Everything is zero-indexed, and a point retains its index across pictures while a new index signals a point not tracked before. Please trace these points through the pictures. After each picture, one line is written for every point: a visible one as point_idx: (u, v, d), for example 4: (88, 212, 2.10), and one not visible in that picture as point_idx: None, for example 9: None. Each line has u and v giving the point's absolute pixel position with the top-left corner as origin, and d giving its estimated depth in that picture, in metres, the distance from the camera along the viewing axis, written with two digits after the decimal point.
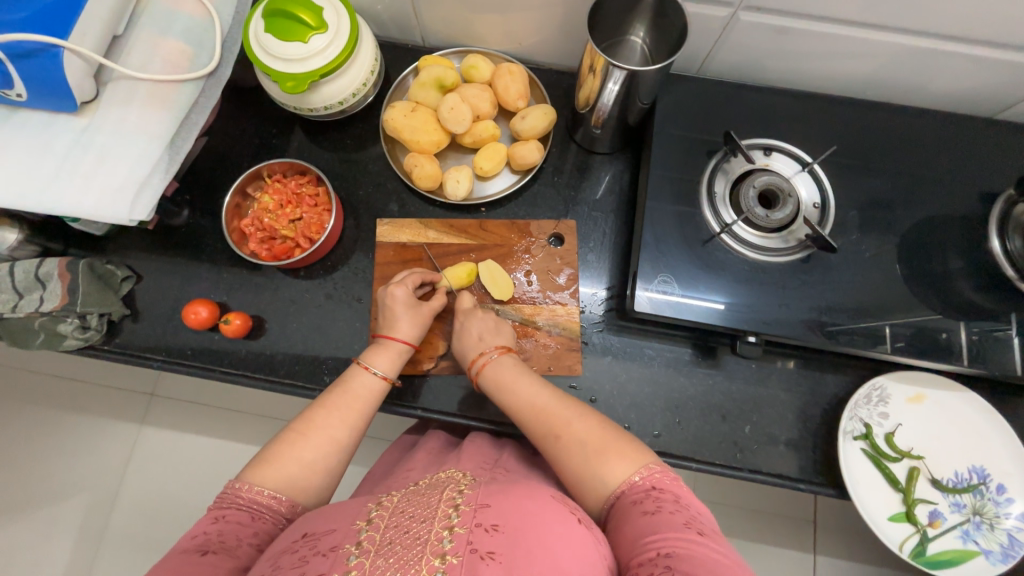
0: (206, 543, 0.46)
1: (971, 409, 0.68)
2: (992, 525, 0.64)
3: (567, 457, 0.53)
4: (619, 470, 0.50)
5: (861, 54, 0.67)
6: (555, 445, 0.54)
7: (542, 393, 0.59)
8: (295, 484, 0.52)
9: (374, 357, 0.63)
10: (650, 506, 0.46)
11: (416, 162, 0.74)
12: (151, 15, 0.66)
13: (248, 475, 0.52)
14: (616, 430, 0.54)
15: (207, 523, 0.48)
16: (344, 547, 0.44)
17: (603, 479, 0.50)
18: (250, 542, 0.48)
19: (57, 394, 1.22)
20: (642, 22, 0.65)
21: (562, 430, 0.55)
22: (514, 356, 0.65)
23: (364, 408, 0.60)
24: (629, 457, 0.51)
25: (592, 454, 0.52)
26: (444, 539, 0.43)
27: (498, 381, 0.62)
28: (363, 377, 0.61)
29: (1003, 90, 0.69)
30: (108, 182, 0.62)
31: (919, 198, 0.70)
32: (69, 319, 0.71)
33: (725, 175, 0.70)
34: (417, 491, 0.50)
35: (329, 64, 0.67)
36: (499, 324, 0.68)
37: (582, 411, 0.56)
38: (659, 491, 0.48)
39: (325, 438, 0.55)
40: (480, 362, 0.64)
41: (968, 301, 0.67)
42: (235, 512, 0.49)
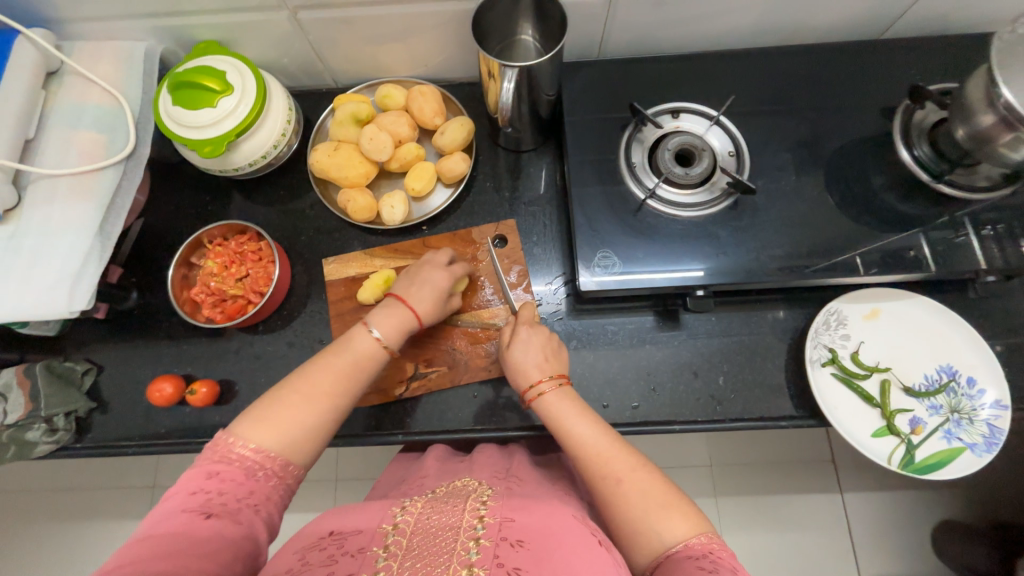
0: (210, 504, 0.46)
1: (926, 312, 0.70)
2: (970, 419, 0.66)
3: (623, 504, 0.51)
4: (680, 529, 0.48)
5: (740, 6, 0.70)
6: (612, 490, 0.52)
7: (596, 430, 0.57)
8: (290, 444, 0.52)
9: (379, 318, 0.62)
10: (707, 564, 0.45)
11: (348, 197, 0.76)
12: (60, 112, 0.68)
13: (240, 430, 0.51)
14: (675, 487, 0.52)
15: (200, 480, 0.48)
16: (371, 549, 0.45)
17: (660, 534, 0.48)
18: (250, 502, 0.48)
19: (54, 507, 1.19)
20: (527, 19, 0.68)
21: (624, 478, 0.52)
22: (570, 387, 0.62)
23: (361, 372, 0.58)
24: (687, 515, 0.49)
25: (653, 507, 0.50)
26: (470, 550, 0.43)
27: (558, 416, 0.59)
28: (360, 338, 0.60)
29: (879, 11, 0.73)
30: (41, 280, 0.62)
31: (828, 126, 0.73)
32: (36, 425, 0.70)
33: (640, 144, 0.73)
34: (438, 500, 0.51)
35: (242, 123, 0.69)
36: (557, 348, 0.66)
37: (643, 461, 0.54)
38: (715, 554, 0.46)
39: (325, 401, 0.54)
40: (539, 388, 0.61)
41: (894, 211, 0.70)
42: (231, 469, 0.49)
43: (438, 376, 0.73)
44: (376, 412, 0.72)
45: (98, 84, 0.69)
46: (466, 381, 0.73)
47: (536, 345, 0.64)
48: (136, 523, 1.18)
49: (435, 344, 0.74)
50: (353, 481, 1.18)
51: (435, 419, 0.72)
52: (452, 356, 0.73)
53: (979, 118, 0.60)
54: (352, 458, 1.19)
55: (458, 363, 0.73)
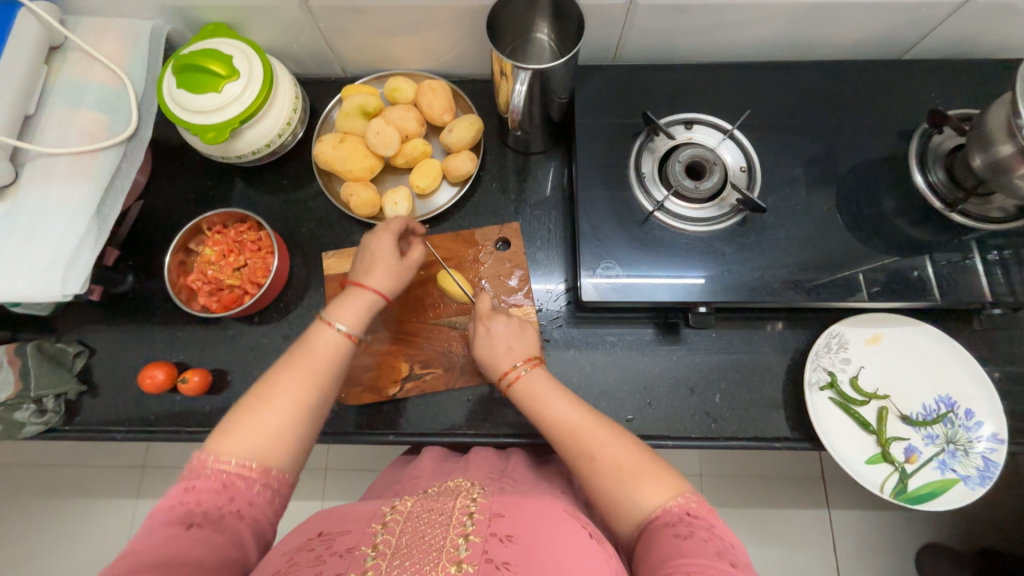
0: (191, 516, 0.45)
1: (928, 340, 0.69)
2: (966, 451, 0.65)
3: (600, 479, 0.50)
4: (657, 494, 0.48)
5: (762, 18, 0.69)
6: (586, 466, 0.51)
7: (571, 409, 0.55)
8: (263, 451, 0.49)
9: (339, 312, 0.59)
10: (684, 531, 0.44)
11: (351, 191, 0.74)
12: (61, 89, 0.66)
13: (213, 443, 0.48)
14: (650, 452, 0.51)
15: (179, 492, 0.46)
16: (360, 549, 0.44)
17: (637, 504, 0.48)
18: (232, 509, 0.46)
19: (44, 483, 1.19)
20: (543, 18, 0.66)
21: (595, 452, 0.51)
22: (544, 368, 0.61)
23: (328, 368, 0.55)
24: (664, 480, 0.48)
25: (628, 478, 0.49)
26: (460, 547, 0.43)
27: (530, 397, 0.58)
28: (324, 334, 0.57)
29: (903, 31, 0.71)
30: (34, 262, 0.61)
31: (842, 146, 0.72)
32: (25, 405, 0.70)
33: (652, 154, 0.72)
34: (429, 497, 0.51)
35: (247, 110, 0.68)
36: (523, 327, 0.64)
37: (615, 431, 0.53)
38: (694, 517, 0.46)
39: (295, 400, 0.52)
40: (511, 375, 0.60)
41: (904, 236, 0.69)
42: (207, 481, 0.46)
43: (432, 377, 0.72)
44: (369, 411, 0.72)
45: (102, 63, 0.68)
46: (461, 384, 0.72)
47: (499, 332, 0.63)
48: (126, 503, 1.18)
49: (431, 346, 0.73)
50: (344, 473, 1.18)
51: (428, 422, 0.71)
52: (448, 358, 0.73)
53: (997, 148, 0.59)
54: (344, 451, 1.18)
55: (454, 366, 0.73)
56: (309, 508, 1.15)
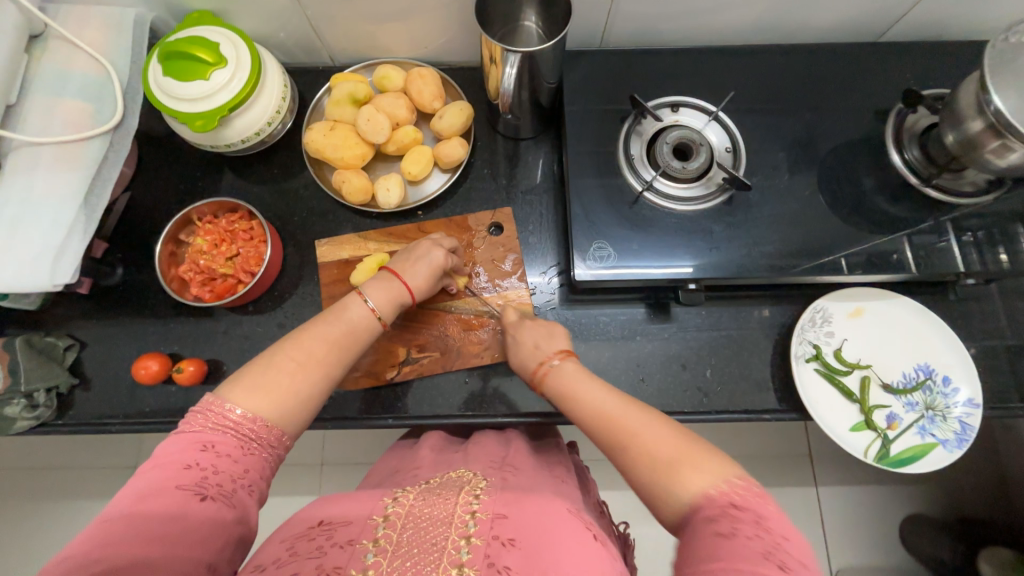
0: (205, 485, 0.43)
1: (907, 311, 0.72)
2: (944, 416, 0.68)
3: (637, 467, 0.47)
4: (699, 482, 0.43)
5: (743, 2, 0.71)
6: (622, 455, 0.49)
7: (609, 395, 0.53)
8: (283, 413, 0.49)
9: (373, 288, 0.61)
10: (727, 528, 0.39)
11: (343, 178, 0.74)
12: (43, 77, 0.65)
13: (230, 395, 0.48)
14: (692, 437, 0.47)
15: (196, 453, 0.45)
16: (360, 542, 0.45)
17: (678, 492, 0.44)
18: (244, 483, 0.46)
19: (33, 484, 1.17)
20: (531, 5, 0.67)
21: (633, 442, 0.48)
22: (577, 361, 0.60)
23: (351, 340, 0.57)
24: (705, 466, 0.44)
25: (665, 466, 0.45)
26: (462, 550, 0.44)
27: (564, 392, 0.57)
28: (354, 307, 0.58)
29: (879, 14, 0.73)
30: (20, 252, 0.60)
31: (823, 126, 0.75)
32: (15, 400, 0.69)
33: (640, 137, 0.73)
34: (431, 491, 0.51)
35: (236, 97, 0.67)
36: (553, 329, 0.65)
37: (654, 418, 0.49)
38: (740, 510, 0.41)
39: (319, 368, 0.52)
40: (544, 369, 0.60)
41: (882, 213, 0.72)
42: (227, 447, 0.46)
43: (430, 361, 0.73)
44: (367, 395, 0.72)
45: (85, 51, 0.67)
46: (457, 367, 0.73)
47: (534, 335, 0.65)
48: None
49: (427, 330, 0.74)
50: (340, 465, 1.18)
51: (426, 404, 0.72)
52: (444, 342, 0.74)
53: (968, 124, 0.62)
54: (341, 443, 1.18)
55: (450, 349, 0.73)
56: (307, 502, 1.15)
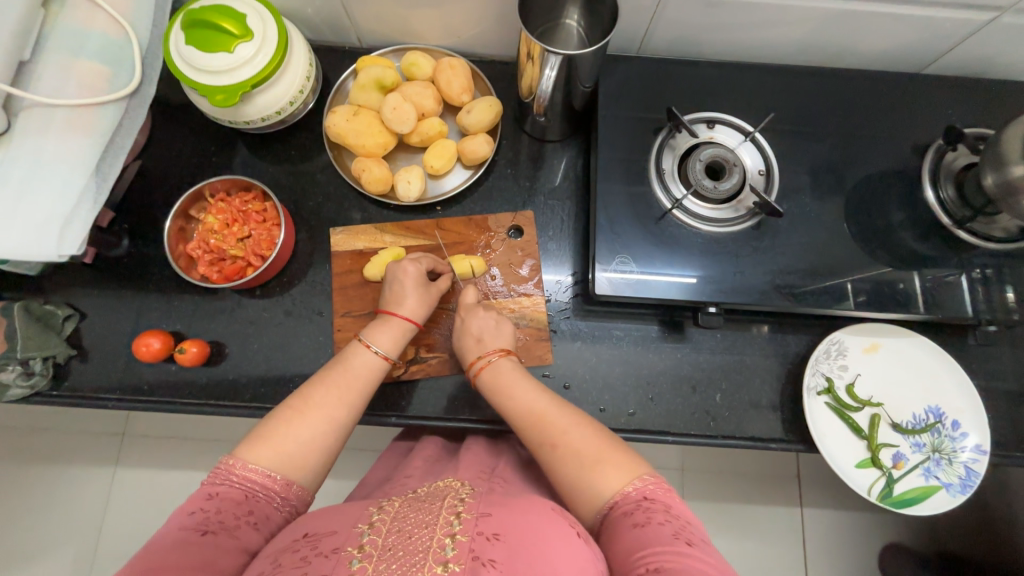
0: (206, 522, 0.46)
1: (923, 352, 0.71)
2: (950, 460, 0.68)
3: (561, 467, 0.52)
4: (616, 480, 0.49)
5: (791, 21, 0.68)
6: (549, 454, 0.53)
7: (536, 395, 0.58)
8: (291, 464, 0.51)
9: (375, 335, 0.61)
10: (641, 518, 0.46)
11: (364, 167, 0.72)
12: (59, 35, 0.62)
13: (241, 451, 0.50)
14: (614, 439, 0.53)
15: (202, 499, 0.48)
16: (346, 549, 0.43)
17: (597, 488, 0.50)
18: (248, 520, 0.48)
19: (19, 445, 1.15)
20: (575, 5, 0.65)
21: (558, 440, 0.53)
22: (513, 360, 0.64)
23: (363, 386, 0.57)
24: (623, 466, 0.50)
25: (587, 464, 0.51)
26: (447, 547, 0.42)
27: (495, 385, 0.61)
28: (360, 355, 0.59)
29: (927, 45, 0.71)
30: (28, 218, 0.58)
31: (858, 156, 0.73)
32: (10, 366, 0.67)
33: (672, 151, 0.71)
34: (417, 498, 0.50)
35: (260, 73, 0.64)
36: (500, 321, 0.67)
37: (579, 419, 0.55)
38: (650, 501, 0.47)
39: (327, 418, 0.53)
40: (478, 364, 0.63)
41: (909, 250, 0.70)
42: (232, 491, 0.48)
43: (438, 362, 0.72)
44: None
45: (105, 10, 0.63)
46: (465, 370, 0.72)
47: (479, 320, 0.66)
48: (104, 471, 1.15)
49: (437, 330, 0.73)
50: None
51: (429, 405, 0.71)
52: (454, 343, 0.72)
53: (1010, 169, 0.60)
54: None
55: None
56: None
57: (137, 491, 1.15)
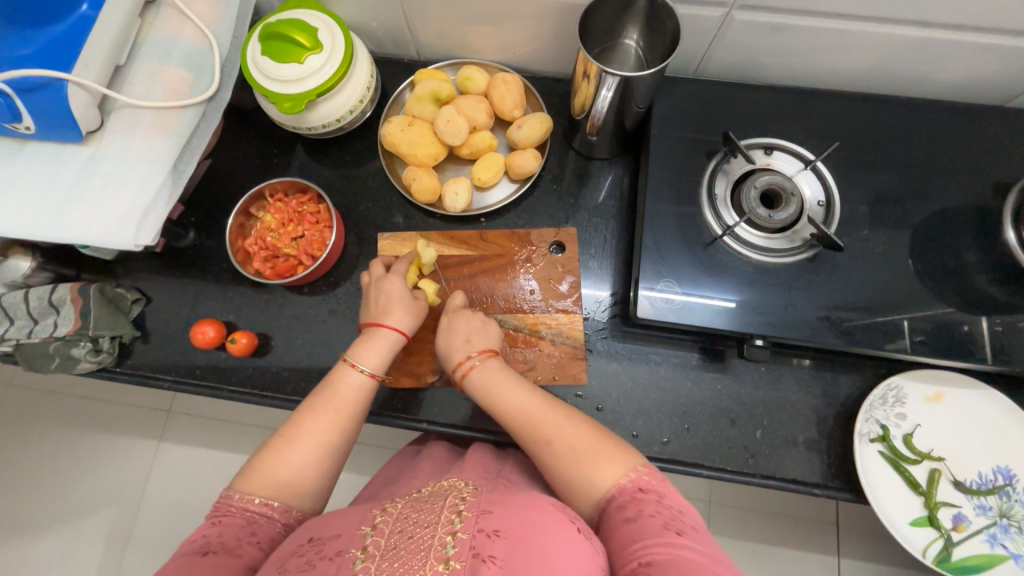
0: (207, 543, 0.46)
1: (994, 406, 0.65)
2: (1020, 528, 0.62)
3: (558, 465, 0.51)
4: (610, 474, 0.49)
5: (863, 47, 0.65)
6: (545, 452, 0.53)
7: (524, 396, 0.57)
8: (288, 490, 0.52)
9: (363, 352, 0.61)
10: (633, 511, 0.45)
11: (415, 176, 0.74)
12: (153, 45, 0.68)
13: (239, 483, 0.52)
14: (605, 433, 0.53)
15: (205, 528, 0.48)
16: (350, 552, 0.44)
17: (594, 484, 0.49)
18: (250, 539, 0.48)
19: (78, 412, 1.25)
20: (635, 25, 0.64)
21: (551, 436, 0.53)
22: (500, 361, 0.63)
23: (353, 409, 0.58)
24: (616, 459, 0.50)
25: (584, 458, 0.50)
26: (448, 545, 0.42)
27: (486, 387, 0.60)
28: (348, 376, 0.59)
29: (1015, 77, 0.67)
30: (110, 209, 0.63)
31: (930, 191, 0.68)
32: (82, 342, 0.72)
33: (726, 176, 0.69)
34: (420, 499, 0.50)
35: (325, 84, 0.68)
36: (487, 324, 0.67)
37: (569, 415, 0.55)
38: (644, 492, 0.47)
39: (318, 441, 0.54)
40: (465, 366, 0.62)
41: (985, 295, 0.65)
42: (234, 522, 0.49)
43: None
44: (404, 396, 0.72)
45: (193, 21, 0.69)
46: None
47: (461, 325, 0.66)
48: (149, 445, 1.22)
49: None
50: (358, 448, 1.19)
51: (461, 415, 0.72)
52: None
53: None
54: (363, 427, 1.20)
55: None
56: None
57: (178, 467, 1.21)
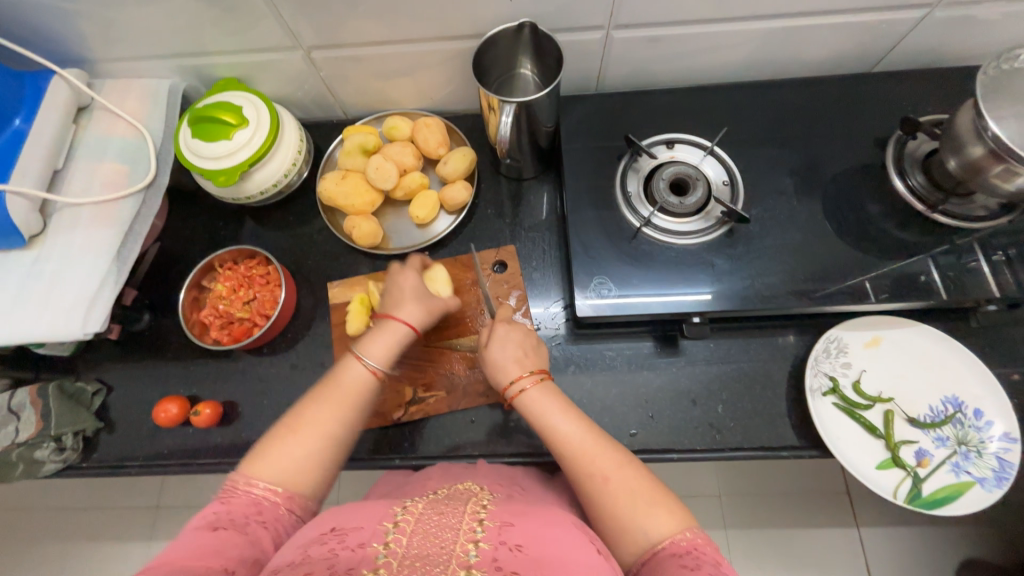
0: (216, 519, 0.47)
1: (928, 340, 0.69)
2: (979, 452, 0.64)
3: (610, 503, 0.50)
4: (665, 525, 0.48)
5: (732, 43, 0.73)
6: (597, 491, 0.52)
7: (579, 428, 0.56)
8: (293, 477, 0.52)
9: (370, 347, 0.61)
10: (691, 563, 0.44)
11: (353, 224, 0.78)
12: (88, 146, 0.73)
13: (247, 469, 0.51)
14: (662, 483, 0.52)
15: (216, 506, 0.48)
16: (371, 545, 0.43)
17: (646, 531, 0.48)
18: (258, 517, 0.48)
19: (59, 526, 1.20)
20: (525, 56, 0.71)
21: (607, 478, 0.52)
22: (552, 382, 0.62)
23: (357, 402, 0.57)
24: (673, 513, 0.49)
25: (639, 506, 0.49)
26: (470, 553, 0.42)
27: (541, 412, 0.58)
28: (352, 368, 0.58)
29: (869, 47, 0.75)
30: (59, 304, 0.65)
31: (823, 156, 0.75)
32: (45, 444, 0.72)
33: (636, 173, 0.75)
34: (439, 500, 0.50)
35: (256, 153, 0.73)
36: (536, 344, 0.66)
37: (628, 458, 0.54)
38: (700, 552, 0.46)
39: (316, 429, 0.54)
40: (519, 385, 0.61)
41: (893, 240, 0.70)
42: (241, 508, 0.48)
43: (436, 400, 0.73)
44: (374, 436, 0.73)
45: (124, 118, 0.74)
46: (463, 406, 0.73)
47: (510, 343, 0.64)
48: (137, 546, 1.18)
49: (434, 368, 0.75)
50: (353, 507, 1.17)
51: (432, 444, 0.72)
52: (450, 380, 0.74)
53: (969, 150, 0.61)
54: (354, 483, 1.18)
55: (456, 388, 0.74)
56: None
57: None
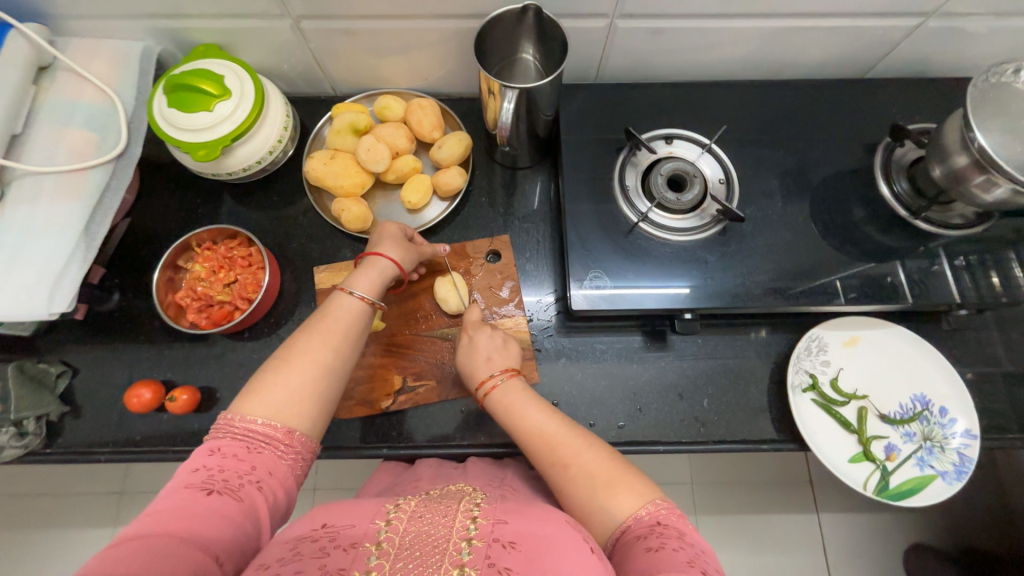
0: (210, 482, 0.44)
1: (901, 342, 0.72)
2: (942, 447, 0.68)
3: (572, 486, 0.51)
4: (628, 505, 0.48)
5: (734, 40, 0.73)
6: (560, 477, 0.52)
7: (546, 416, 0.57)
8: (290, 414, 0.50)
9: (356, 280, 0.61)
10: (654, 542, 0.44)
11: (343, 206, 0.75)
12: (50, 109, 0.67)
13: (241, 407, 0.49)
14: (626, 462, 0.53)
15: (205, 457, 0.46)
16: (363, 545, 0.42)
17: (610, 512, 0.49)
18: (251, 478, 0.46)
19: (17, 511, 1.14)
20: (528, 40, 0.69)
21: (569, 462, 0.52)
22: (521, 381, 0.62)
23: (347, 329, 0.57)
24: (634, 491, 0.49)
25: (601, 487, 0.50)
26: (463, 551, 0.42)
27: (508, 406, 0.59)
28: (342, 300, 0.58)
29: (864, 52, 0.76)
30: (19, 280, 0.61)
31: (814, 158, 0.76)
32: (4, 428, 0.68)
33: (634, 167, 0.75)
34: (433, 499, 0.50)
35: (239, 127, 0.68)
36: (507, 342, 0.66)
37: (592, 442, 0.54)
38: (663, 527, 0.46)
39: (308, 358, 0.53)
40: (488, 384, 0.61)
41: (875, 243, 0.73)
42: (233, 446, 0.47)
43: (425, 390, 0.72)
44: (361, 426, 0.71)
45: (92, 82, 0.68)
46: (453, 397, 0.72)
47: (484, 341, 0.65)
48: (103, 532, 1.13)
49: (424, 358, 0.74)
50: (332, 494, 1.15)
51: (421, 433, 0.71)
52: (440, 370, 0.73)
53: (954, 159, 0.64)
54: (335, 470, 1.16)
55: (446, 378, 0.73)
56: None
57: None
